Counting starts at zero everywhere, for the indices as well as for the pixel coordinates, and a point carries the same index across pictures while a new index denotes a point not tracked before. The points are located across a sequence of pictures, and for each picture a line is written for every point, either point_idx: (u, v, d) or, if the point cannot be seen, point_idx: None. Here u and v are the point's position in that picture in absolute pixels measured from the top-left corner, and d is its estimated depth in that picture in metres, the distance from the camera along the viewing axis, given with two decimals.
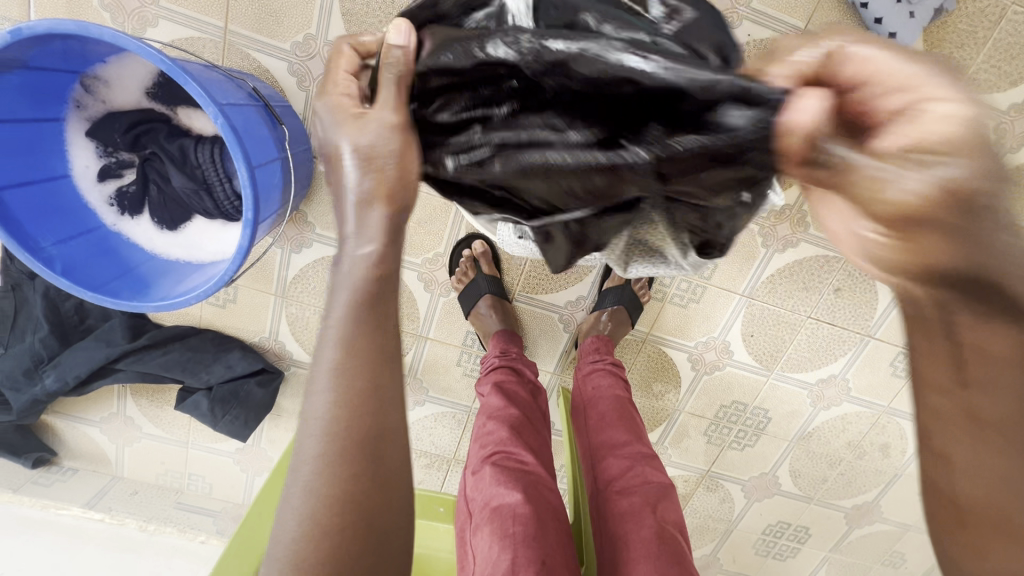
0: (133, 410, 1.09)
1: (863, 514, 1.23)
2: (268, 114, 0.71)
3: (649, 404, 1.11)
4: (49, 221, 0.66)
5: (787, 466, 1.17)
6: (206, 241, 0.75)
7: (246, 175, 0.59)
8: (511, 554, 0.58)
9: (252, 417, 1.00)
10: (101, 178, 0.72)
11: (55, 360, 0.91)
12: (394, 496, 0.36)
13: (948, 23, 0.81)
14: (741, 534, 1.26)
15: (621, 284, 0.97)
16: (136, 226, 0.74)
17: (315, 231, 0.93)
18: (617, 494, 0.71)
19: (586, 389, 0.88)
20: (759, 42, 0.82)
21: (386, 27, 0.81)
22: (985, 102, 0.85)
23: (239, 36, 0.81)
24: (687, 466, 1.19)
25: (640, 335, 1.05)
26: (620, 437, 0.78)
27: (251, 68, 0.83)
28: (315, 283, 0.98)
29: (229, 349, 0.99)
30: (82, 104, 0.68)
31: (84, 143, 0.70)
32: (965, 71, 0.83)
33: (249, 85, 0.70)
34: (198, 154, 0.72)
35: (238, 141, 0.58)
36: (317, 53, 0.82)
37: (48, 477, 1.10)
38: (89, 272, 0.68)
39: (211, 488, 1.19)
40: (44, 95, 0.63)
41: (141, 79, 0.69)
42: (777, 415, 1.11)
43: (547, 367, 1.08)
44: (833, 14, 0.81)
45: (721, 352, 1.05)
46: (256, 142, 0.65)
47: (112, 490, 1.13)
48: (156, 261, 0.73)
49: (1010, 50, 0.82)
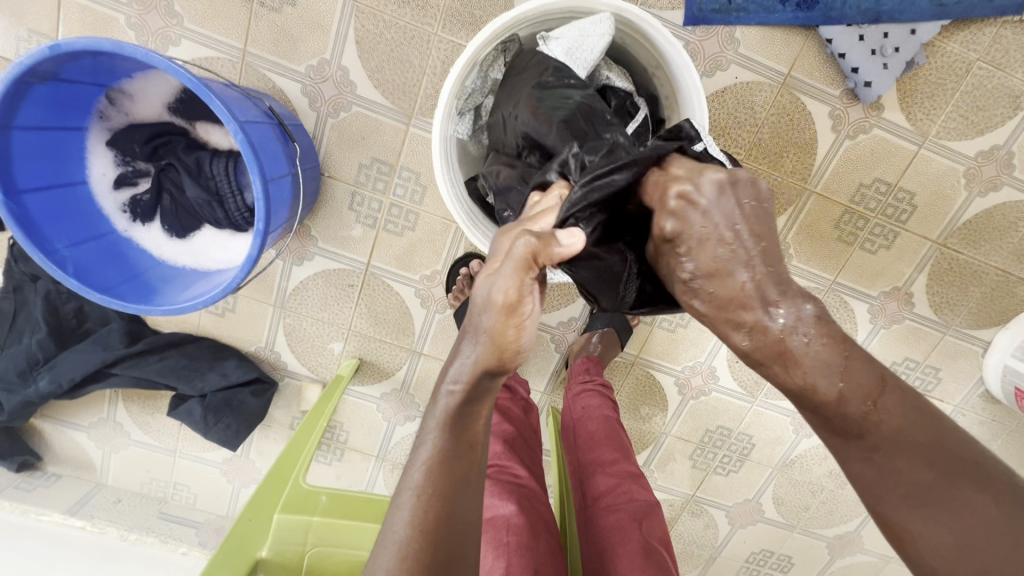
0: (123, 415, 1.10)
1: (844, 544, 1.24)
2: (281, 132, 0.74)
3: (636, 427, 1.13)
4: (64, 224, 0.68)
5: (771, 493, 1.19)
6: (213, 249, 0.79)
7: (260, 188, 0.63)
8: (506, 562, 0.60)
9: (244, 426, 1.01)
10: (117, 186, 0.75)
11: (49, 363, 0.92)
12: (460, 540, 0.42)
13: (919, 76, 0.87)
14: (724, 563, 1.26)
15: (612, 308, 1.00)
16: (146, 233, 0.77)
17: (317, 244, 0.96)
18: (604, 509, 0.73)
19: (576, 409, 0.90)
20: (746, 84, 0.88)
21: (397, 56, 0.86)
22: (955, 148, 0.90)
23: (257, 58, 0.85)
24: (672, 490, 1.19)
25: (629, 358, 1.08)
26: (607, 456, 0.80)
27: (266, 88, 0.87)
28: (315, 295, 1.00)
29: (225, 357, 1.00)
30: (106, 115, 0.72)
31: (103, 152, 0.73)
32: (936, 119, 0.89)
33: (265, 104, 0.74)
34: (213, 166, 0.77)
35: (255, 156, 0.62)
36: (330, 77, 0.86)
37: (30, 482, 1.08)
38: (99, 276, 0.69)
39: (196, 499, 1.18)
40: (72, 107, 0.67)
41: (164, 94, 0.74)
42: (761, 441, 1.14)
43: (538, 386, 1.10)
44: (814, 62, 0.87)
45: (707, 376, 1.08)
46: (270, 158, 0.68)
47: (95, 497, 1.12)
48: (163, 268, 0.76)
49: (977, 102, 0.88)
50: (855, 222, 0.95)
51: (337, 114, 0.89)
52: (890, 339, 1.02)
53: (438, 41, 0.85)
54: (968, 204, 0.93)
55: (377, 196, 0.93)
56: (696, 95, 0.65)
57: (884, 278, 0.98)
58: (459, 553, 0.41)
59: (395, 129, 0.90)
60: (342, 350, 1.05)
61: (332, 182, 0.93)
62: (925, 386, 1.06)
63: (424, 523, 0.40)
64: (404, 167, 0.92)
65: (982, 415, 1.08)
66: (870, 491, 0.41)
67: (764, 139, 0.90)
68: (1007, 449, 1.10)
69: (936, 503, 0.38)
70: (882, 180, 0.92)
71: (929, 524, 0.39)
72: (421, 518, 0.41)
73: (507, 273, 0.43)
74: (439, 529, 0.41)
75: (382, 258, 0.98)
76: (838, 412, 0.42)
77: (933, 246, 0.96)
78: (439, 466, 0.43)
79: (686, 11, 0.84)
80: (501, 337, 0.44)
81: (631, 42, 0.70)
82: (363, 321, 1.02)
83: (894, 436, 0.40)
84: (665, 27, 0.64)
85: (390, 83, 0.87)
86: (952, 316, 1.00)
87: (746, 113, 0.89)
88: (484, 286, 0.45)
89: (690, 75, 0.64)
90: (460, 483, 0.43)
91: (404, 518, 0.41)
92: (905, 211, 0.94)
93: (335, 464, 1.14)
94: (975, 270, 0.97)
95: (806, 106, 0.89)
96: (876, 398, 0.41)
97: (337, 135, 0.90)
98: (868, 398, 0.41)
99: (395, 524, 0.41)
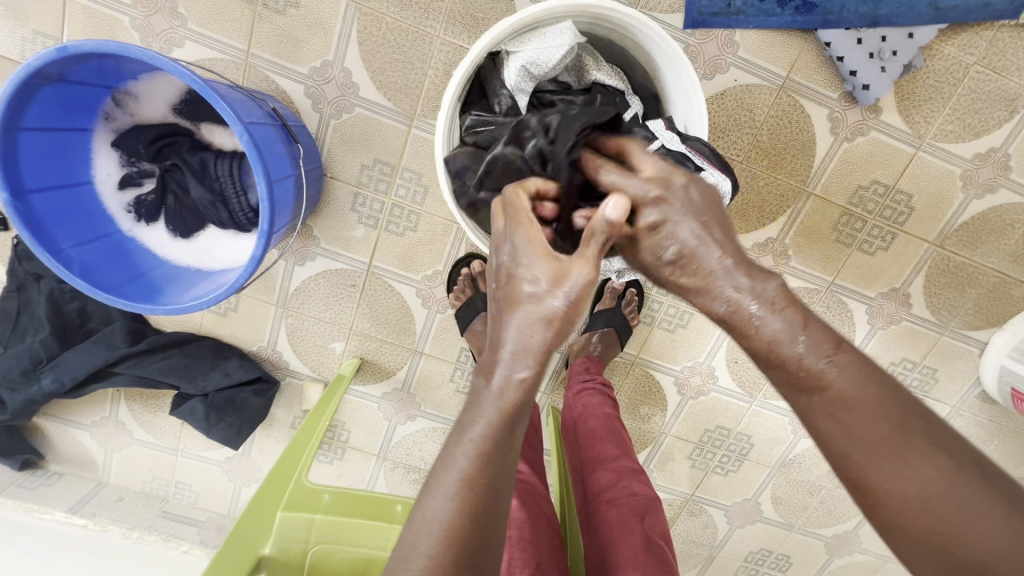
0: (126, 414, 1.10)
1: (842, 544, 1.25)
2: (285, 133, 0.75)
3: (636, 426, 1.14)
4: (70, 224, 0.69)
5: (769, 492, 1.20)
6: (217, 249, 0.79)
7: (265, 188, 0.63)
8: (508, 557, 0.61)
9: (246, 425, 1.01)
10: (122, 186, 0.76)
11: (52, 362, 0.92)
12: (491, 526, 0.40)
13: (917, 78, 0.88)
14: (723, 562, 1.27)
15: (611, 308, 1.01)
16: (151, 232, 0.77)
17: (319, 245, 0.97)
18: (606, 504, 0.73)
19: (577, 406, 0.91)
20: (745, 87, 0.89)
21: (399, 58, 0.86)
22: (952, 151, 0.91)
23: (261, 59, 0.86)
24: (671, 489, 1.20)
25: (629, 358, 1.08)
26: (608, 452, 0.80)
27: (269, 89, 0.88)
28: (317, 295, 1.01)
29: (227, 357, 1.01)
30: (111, 116, 0.73)
31: (107, 152, 0.74)
32: (933, 121, 0.90)
33: (269, 105, 0.75)
34: (217, 166, 0.77)
35: (260, 157, 0.63)
36: (333, 78, 0.87)
37: (33, 480, 1.09)
38: (104, 275, 0.70)
39: (197, 497, 1.18)
40: (78, 108, 0.68)
41: (168, 95, 0.74)
42: (760, 441, 1.15)
43: (538, 386, 1.11)
44: (813, 65, 0.88)
45: (706, 377, 1.09)
46: (274, 159, 0.69)
47: (97, 495, 1.12)
48: (167, 268, 0.76)
49: (974, 105, 0.89)
50: (852, 224, 0.96)
51: (340, 115, 0.89)
52: (888, 340, 1.03)
53: (440, 43, 0.86)
54: (965, 206, 0.94)
55: (379, 197, 0.94)
56: (696, 100, 0.66)
57: (881, 279, 0.99)
58: (498, 518, 0.40)
59: (397, 130, 0.90)
60: (344, 350, 1.06)
61: (334, 183, 0.93)
62: (922, 386, 1.06)
63: (462, 510, 0.39)
64: (406, 168, 0.93)
65: (979, 416, 1.08)
66: (839, 449, 0.41)
67: (762, 141, 0.91)
68: (1004, 449, 1.11)
69: (898, 458, 0.39)
70: (880, 182, 0.93)
71: (897, 479, 0.39)
72: (469, 479, 0.40)
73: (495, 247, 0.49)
74: (484, 493, 0.40)
75: (383, 258, 0.98)
76: (800, 368, 0.42)
77: (930, 247, 0.97)
78: (483, 452, 0.41)
79: (686, 13, 0.85)
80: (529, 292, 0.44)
81: (631, 46, 0.71)
82: (364, 321, 1.03)
83: (851, 395, 0.41)
84: (663, 32, 0.64)
85: (392, 85, 0.88)
86: (949, 317, 1.01)
87: (745, 115, 0.90)
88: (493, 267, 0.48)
89: (689, 79, 0.65)
90: (500, 472, 0.41)
91: (452, 479, 0.40)
92: (903, 213, 0.95)
93: (336, 463, 1.15)
94: (972, 271, 0.98)
95: (805, 109, 0.90)
96: (831, 354, 0.41)
97: (340, 136, 0.90)
98: (846, 370, 0.41)
99: (436, 507, 0.39)
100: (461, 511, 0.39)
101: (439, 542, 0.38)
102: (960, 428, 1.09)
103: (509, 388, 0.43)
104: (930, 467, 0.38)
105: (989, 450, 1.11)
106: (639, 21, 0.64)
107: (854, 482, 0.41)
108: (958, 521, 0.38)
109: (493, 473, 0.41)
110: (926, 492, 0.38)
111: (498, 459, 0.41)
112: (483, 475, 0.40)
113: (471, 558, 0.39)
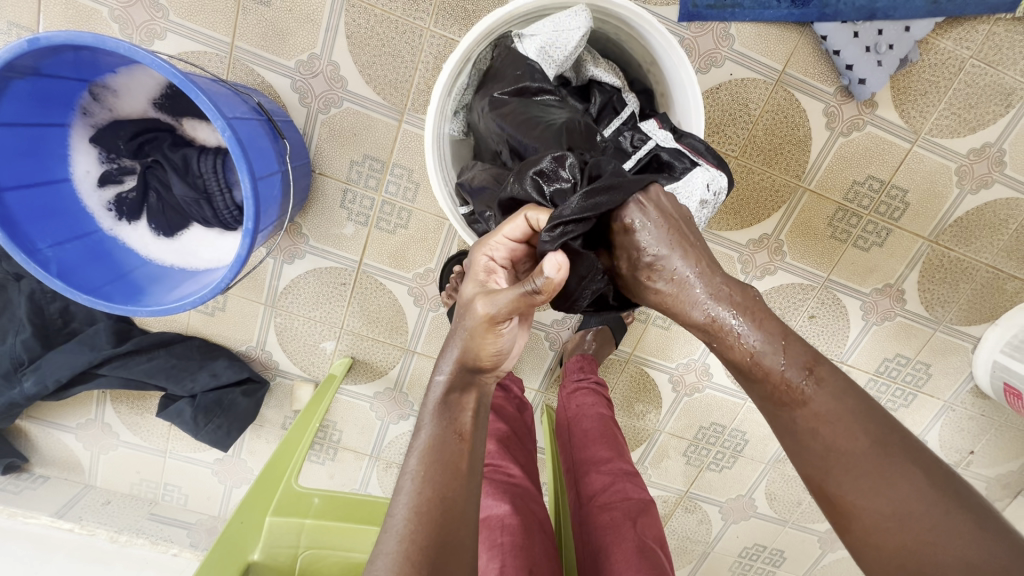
0: (112, 416, 1.08)
1: (836, 538, 1.26)
2: (271, 129, 0.73)
3: (631, 424, 1.13)
4: (47, 223, 0.67)
5: (763, 488, 1.20)
6: (201, 248, 0.77)
7: (249, 187, 0.61)
8: (500, 562, 0.60)
9: (235, 427, 0.99)
10: (102, 183, 0.73)
11: (35, 364, 0.90)
12: (465, 511, 0.42)
13: (913, 73, 0.87)
14: (717, 557, 1.27)
15: None
16: (133, 231, 0.75)
17: (309, 242, 0.95)
18: (599, 508, 0.73)
19: (570, 407, 0.90)
20: (740, 80, 0.87)
21: (389, 51, 0.84)
22: (947, 146, 0.91)
23: (246, 52, 0.84)
24: (666, 486, 1.20)
25: (623, 355, 1.07)
26: (602, 454, 0.79)
27: (255, 83, 0.85)
28: (306, 293, 0.99)
29: (215, 357, 0.99)
30: (89, 112, 0.70)
31: (86, 149, 0.72)
32: (928, 116, 0.89)
33: (254, 100, 0.72)
34: (201, 163, 0.75)
35: (243, 154, 0.61)
36: (320, 71, 0.85)
37: (17, 484, 1.07)
38: (84, 276, 0.68)
39: (186, 499, 1.17)
40: (54, 103, 0.65)
41: (149, 90, 0.72)
42: (754, 437, 1.15)
43: (532, 385, 1.10)
44: (809, 58, 0.87)
45: (701, 374, 1.08)
46: (259, 156, 0.67)
47: (84, 498, 1.10)
48: (150, 268, 0.74)
49: (969, 100, 0.88)
50: (847, 220, 0.95)
51: (328, 110, 0.87)
52: (883, 336, 1.03)
53: (430, 36, 0.84)
54: (960, 201, 0.94)
55: (370, 194, 0.92)
56: (692, 90, 0.64)
57: (876, 275, 0.99)
58: (456, 544, 0.40)
59: (387, 125, 0.88)
60: (334, 349, 1.04)
61: (323, 179, 0.91)
62: (915, 382, 1.06)
63: (427, 494, 0.41)
64: (396, 164, 0.91)
65: (971, 411, 1.09)
66: (811, 466, 0.43)
67: (758, 137, 0.90)
68: (995, 443, 1.12)
69: (876, 472, 0.40)
70: (876, 177, 0.93)
71: (873, 496, 0.40)
72: (417, 502, 0.41)
73: (470, 276, 0.53)
74: (433, 516, 0.40)
75: (374, 256, 0.96)
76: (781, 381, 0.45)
77: (924, 243, 0.96)
78: (438, 445, 0.45)
79: (681, 6, 0.83)
80: (481, 341, 0.48)
81: (626, 38, 0.69)
82: (355, 320, 1.01)
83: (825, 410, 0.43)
84: (659, 23, 0.62)
85: (382, 79, 0.86)
86: (943, 312, 1.01)
87: (740, 110, 0.89)
88: (469, 289, 0.52)
89: (685, 69, 0.63)
90: (456, 461, 0.44)
91: (402, 507, 0.41)
92: (898, 208, 0.94)
93: (328, 463, 1.13)
94: (966, 267, 0.98)
95: (801, 103, 0.89)
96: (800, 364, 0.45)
97: (328, 132, 0.88)
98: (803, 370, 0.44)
99: (402, 495, 0.42)
100: (424, 492, 0.42)
101: (410, 520, 0.40)
102: (952, 423, 1.10)
103: (451, 395, 0.48)
104: (902, 484, 0.39)
105: (981, 445, 1.12)
106: (634, 12, 0.62)
107: (829, 500, 0.42)
108: (933, 540, 0.37)
109: (449, 464, 0.44)
110: (899, 511, 0.38)
111: (450, 452, 0.44)
112: (440, 462, 0.44)
113: (443, 532, 0.40)
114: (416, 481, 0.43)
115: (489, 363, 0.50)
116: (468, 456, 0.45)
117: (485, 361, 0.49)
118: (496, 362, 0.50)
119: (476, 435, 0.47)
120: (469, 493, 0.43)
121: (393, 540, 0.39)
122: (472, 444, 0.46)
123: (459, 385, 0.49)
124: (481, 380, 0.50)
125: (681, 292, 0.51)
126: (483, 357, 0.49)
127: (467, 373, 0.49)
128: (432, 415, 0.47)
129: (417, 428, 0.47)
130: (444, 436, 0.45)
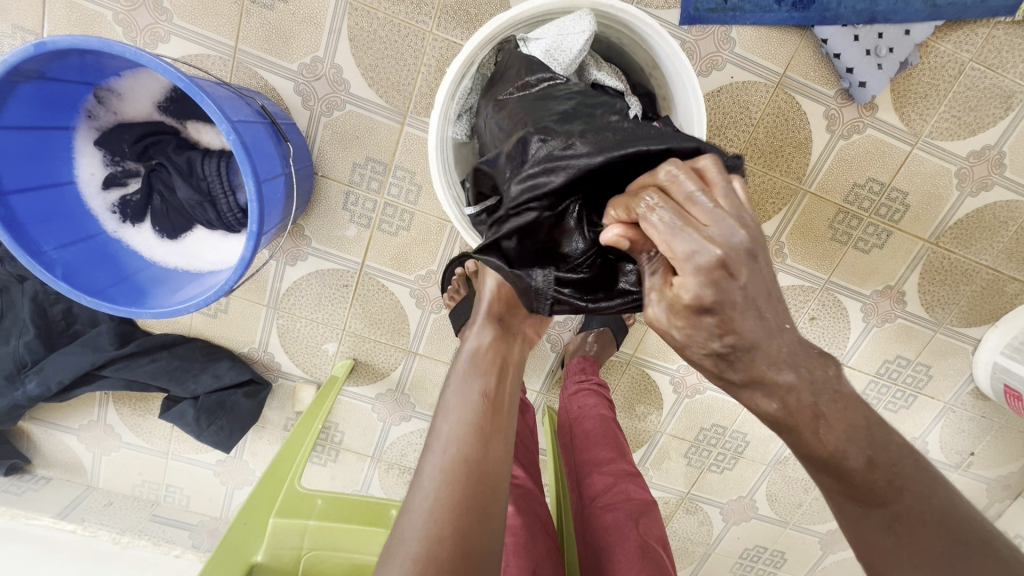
0: (114, 417, 1.08)
1: (836, 539, 1.26)
2: (274, 131, 0.73)
3: (632, 425, 1.13)
4: (52, 226, 0.67)
5: (764, 490, 1.20)
6: (205, 250, 0.78)
7: (254, 189, 0.62)
8: (502, 563, 0.60)
9: (237, 428, 1.00)
10: (106, 186, 0.74)
11: (38, 366, 0.90)
12: (496, 464, 0.48)
13: (913, 76, 0.87)
14: (718, 559, 1.27)
15: (607, 307, 1.00)
16: (137, 233, 0.76)
17: (311, 244, 0.95)
18: (601, 509, 0.73)
19: (572, 408, 0.90)
20: (742, 83, 0.88)
21: (392, 54, 0.85)
22: (948, 148, 0.91)
23: (249, 55, 0.84)
24: (667, 487, 1.20)
25: (625, 357, 1.08)
26: (604, 455, 0.80)
27: (258, 85, 0.86)
28: (309, 295, 0.99)
29: (217, 359, 0.99)
30: (94, 115, 0.71)
31: (91, 151, 0.72)
32: (928, 119, 0.90)
33: (257, 103, 0.73)
34: (205, 166, 0.75)
35: (248, 157, 0.61)
36: (323, 74, 0.85)
37: (19, 486, 1.07)
38: (89, 278, 0.68)
39: (188, 501, 1.17)
40: (59, 106, 0.66)
41: (154, 93, 0.73)
42: (755, 439, 1.15)
43: (533, 386, 1.10)
44: (809, 61, 0.87)
45: (702, 375, 1.09)
46: (263, 158, 0.67)
47: (86, 499, 1.10)
48: (154, 270, 0.74)
49: (969, 103, 0.89)
50: (848, 222, 0.96)
51: (331, 113, 0.88)
52: (883, 337, 1.03)
53: (433, 40, 0.85)
54: (960, 203, 0.94)
55: (372, 196, 0.93)
56: (694, 97, 0.65)
57: (877, 276, 0.99)
58: (488, 497, 0.45)
59: (389, 128, 0.89)
60: (337, 351, 1.04)
61: (326, 181, 0.92)
62: (916, 383, 1.07)
63: (464, 452, 0.47)
64: (399, 166, 0.91)
65: (971, 412, 1.09)
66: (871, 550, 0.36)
67: (759, 140, 0.90)
68: (996, 445, 1.12)
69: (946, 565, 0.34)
70: (876, 179, 0.93)
71: None
72: (453, 458, 0.47)
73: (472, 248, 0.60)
74: (469, 469, 0.46)
75: (376, 258, 0.97)
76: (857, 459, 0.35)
77: (925, 245, 0.97)
78: (472, 405, 0.51)
79: (682, 10, 0.84)
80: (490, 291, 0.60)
81: (629, 43, 0.70)
82: (357, 322, 1.02)
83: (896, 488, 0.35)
84: (663, 29, 0.63)
85: (384, 82, 0.86)
86: (943, 314, 1.01)
87: (741, 113, 0.89)
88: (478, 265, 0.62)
89: (688, 76, 0.64)
90: (490, 421, 0.50)
91: (412, 536, 0.42)
92: (898, 210, 0.95)
93: (330, 465, 1.13)
94: (966, 269, 0.98)
95: (801, 106, 0.89)
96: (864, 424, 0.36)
97: (331, 134, 0.89)
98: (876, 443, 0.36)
99: (440, 448, 0.48)
100: (462, 448, 0.47)
101: (446, 472, 0.46)
102: (953, 424, 1.10)
103: (482, 359, 0.55)
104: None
105: (981, 446, 1.12)
106: (639, 18, 0.63)
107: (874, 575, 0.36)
108: None
109: (486, 427, 0.49)
110: None
111: (487, 413, 0.50)
112: (477, 421, 0.50)
113: (476, 482, 0.45)
114: (455, 437, 0.48)
115: (504, 315, 0.60)
116: (498, 416, 0.51)
117: (498, 312, 0.60)
118: (510, 315, 0.60)
119: (508, 396, 0.54)
120: (500, 452, 0.49)
121: (432, 482, 0.45)
122: (503, 411, 0.52)
123: (493, 350, 0.56)
124: (509, 349, 0.58)
125: (740, 328, 0.33)
126: (495, 310, 0.60)
127: (499, 343, 0.57)
128: (470, 380, 0.53)
129: (454, 387, 0.54)
130: (479, 398, 0.51)
